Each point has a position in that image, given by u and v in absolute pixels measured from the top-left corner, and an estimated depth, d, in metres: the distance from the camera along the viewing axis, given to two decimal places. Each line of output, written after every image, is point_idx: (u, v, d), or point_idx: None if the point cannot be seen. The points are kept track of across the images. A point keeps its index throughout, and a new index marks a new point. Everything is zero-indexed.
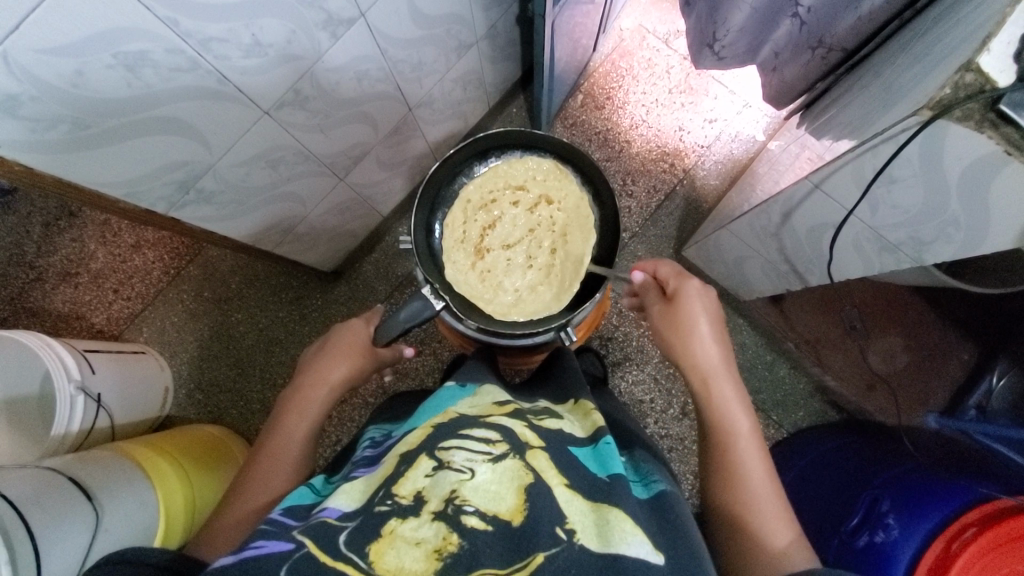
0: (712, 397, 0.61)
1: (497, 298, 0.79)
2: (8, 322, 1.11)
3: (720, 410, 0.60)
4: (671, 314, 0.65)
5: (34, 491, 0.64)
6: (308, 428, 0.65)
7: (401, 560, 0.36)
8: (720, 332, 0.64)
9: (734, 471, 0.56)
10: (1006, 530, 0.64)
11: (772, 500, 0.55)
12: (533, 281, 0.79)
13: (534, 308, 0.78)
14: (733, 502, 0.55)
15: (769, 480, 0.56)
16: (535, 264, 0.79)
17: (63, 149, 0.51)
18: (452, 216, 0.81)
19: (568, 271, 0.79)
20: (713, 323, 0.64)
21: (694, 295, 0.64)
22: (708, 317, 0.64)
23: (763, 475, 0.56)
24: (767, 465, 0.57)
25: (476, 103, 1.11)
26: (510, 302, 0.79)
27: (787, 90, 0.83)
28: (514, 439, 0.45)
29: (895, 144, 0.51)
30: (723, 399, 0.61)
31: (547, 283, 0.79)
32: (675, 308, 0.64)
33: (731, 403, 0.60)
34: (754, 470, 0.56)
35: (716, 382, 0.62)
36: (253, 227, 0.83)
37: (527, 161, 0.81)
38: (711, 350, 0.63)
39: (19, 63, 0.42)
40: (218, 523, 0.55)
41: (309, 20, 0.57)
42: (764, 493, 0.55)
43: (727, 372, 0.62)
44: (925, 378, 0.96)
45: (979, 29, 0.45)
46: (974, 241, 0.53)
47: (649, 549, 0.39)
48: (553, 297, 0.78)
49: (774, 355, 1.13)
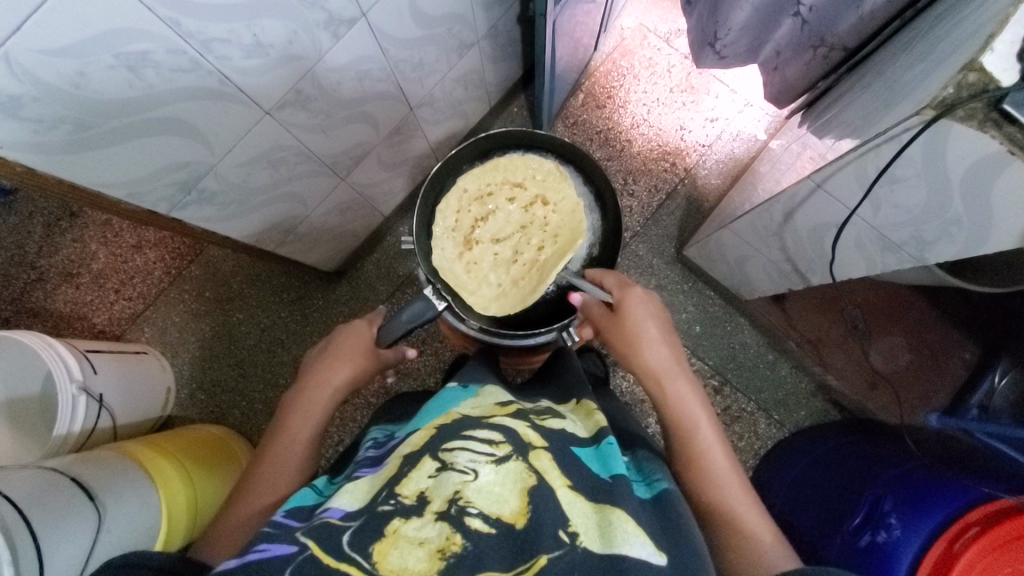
0: (670, 398, 0.62)
1: (479, 290, 0.78)
2: (9, 323, 1.11)
3: (679, 410, 0.61)
4: (620, 320, 0.66)
5: (37, 491, 0.64)
6: (312, 430, 0.64)
7: (405, 560, 0.36)
8: (668, 337, 0.66)
9: (701, 468, 0.57)
10: (1004, 532, 0.64)
11: (740, 493, 0.55)
12: (516, 277, 0.78)
13: (511, 304, 0.77)
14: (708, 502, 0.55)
15: (734, 474, 0.57)
16: (520, 261, 0.78)
17: (65, 150, 0.51)
18: (447, 202, 0.79)
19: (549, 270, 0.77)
20: (659, 329, 0.66)
21: (639, 302, 0.67)
22: (656, 320, 0.66)
23: (727, 468, 0.57)
24: (731, 460, 0.58)
25: (477, 102, 1.11)
26: (490, 295, 0.78)
27: (789, 89, 0.83)
28: (517, 439, 0.45)
29: (898, 144, 0.51)
30: (680, 399, 0.62)
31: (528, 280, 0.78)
32: (621, 314, 0.67)
33: (688, 402, 0.62)
34: (719, 464, 0.57)
35: (671, 383, 0.63)
36: (255, 227, 0.83)
37: (529, 160, 0.80)
38: (662, 353, 0.64)
39: (20, 64, 0.42)
40: (222, 525, 0.56)
41: (310, 20, 0.57)
42: (732, 488, 0.56)
43: (680, 373, 0.64)
44: (926, 378, 0.94)
45: (982, 28, 0.45)
46: (976, 241, 0.53)
47: (652, 550, 0.39)
48: (530, 295, 0.77)
49: (775, 354, 1.14)
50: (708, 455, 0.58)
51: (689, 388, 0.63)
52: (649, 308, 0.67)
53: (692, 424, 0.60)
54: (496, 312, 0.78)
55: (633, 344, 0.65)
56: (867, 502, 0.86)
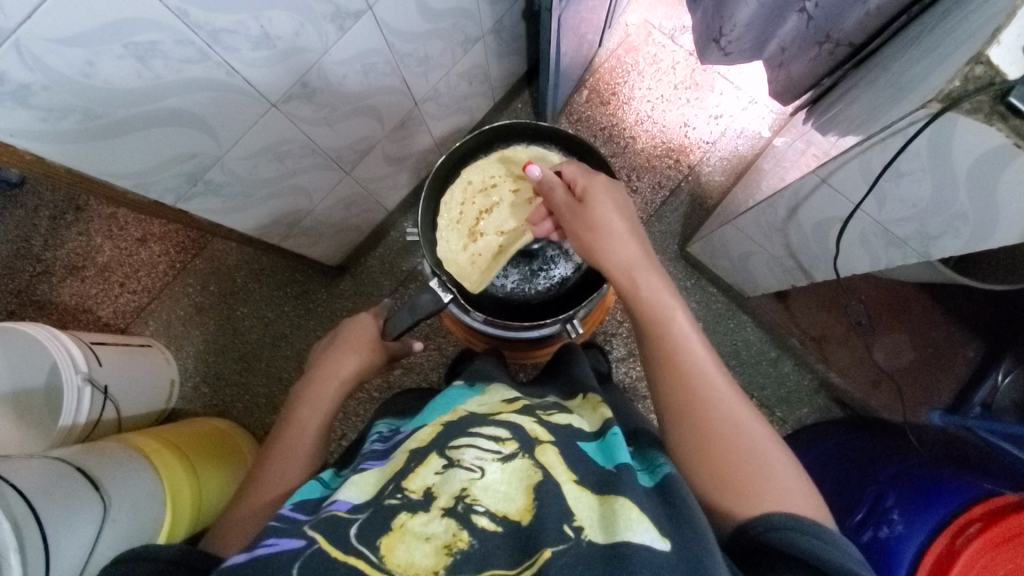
0: (639, 293, 0.57)
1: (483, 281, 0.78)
2: (15, 315, 1.12)
3: (651, 306, 0.57)
4: (584, 211, 0.62)
5: (44, 481, 0.64)
6: (318, 422, 0.64)
7: (412, 554, 0.36)
8: (636, 229, 0.62)
9: (679, 364, 0.53)
10: (1006, 528, 0.65)
11: (724, 384, 0.52)
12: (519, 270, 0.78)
13: None
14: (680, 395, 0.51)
15: (715, 365, 0.53)
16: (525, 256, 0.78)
17: (76, 138, 0.52)
18: (451, 196, 0.80)
19: None
20: (625, 220, 0.61)
21: (602, 192, 0.63)
22: (621, 211, 0.62)
23: (707, 359, 0.53)
24: (710, 352, 0.55)
25: (481, 98, 1.11)
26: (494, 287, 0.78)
27: (793, 86, 0.83)
28: (524, 436, 0.46)
29: (903, 138, 0.51)
30: (650, 291, 0.57)
31: None
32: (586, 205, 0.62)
33: (660, 295, 0.57)
34: (698, 357, 0.53)
35: (639, 277, 0.58)
36: (259, 221, 0.84)
37: (533, 152, 0.80)
38: (629, 245, 0.60)
39: (31, 52, 0.42)
40: (229, 518, 0.56)
41: (317, 13, 0.58)
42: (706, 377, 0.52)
43: (649, 266, 0.59)
44: (932, 377, 0.97)
45: (990, 21, 0.45)
46: (980, 236, 0.53)
47: (655, 535, 0.38)
48: None
49: (778, 351, 1.12)
50: (684, 349, 0.54)
51: (660, 280, 0.58)
52: (614, 199, 0.62)
53: (665, 319, 0.56)
54: None
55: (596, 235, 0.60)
56: (869, 498, 0.86)
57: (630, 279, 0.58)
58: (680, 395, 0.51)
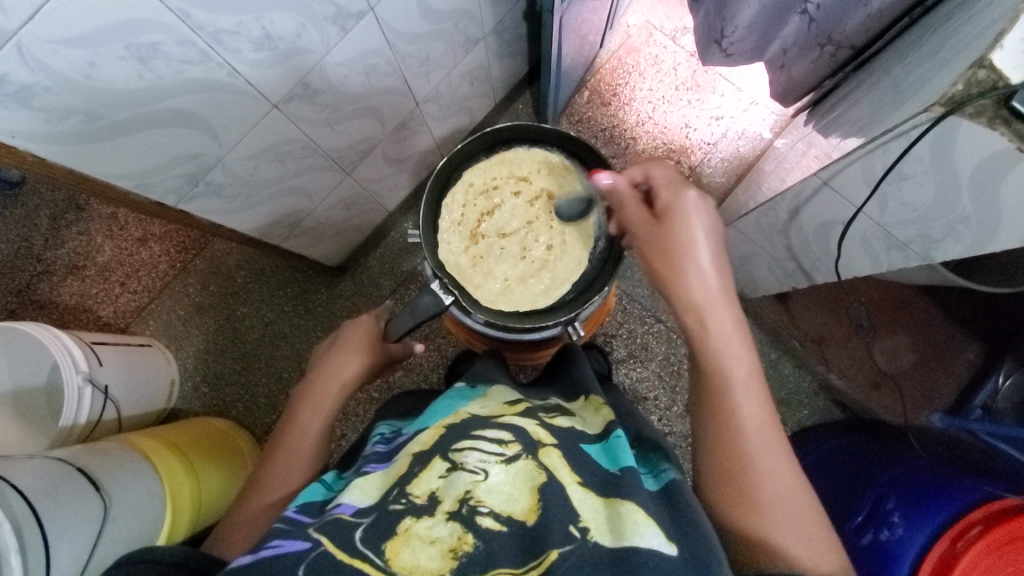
0: (706, 332, 0.54)
1: (485, 283, 0.78)
2: (15, 315, 1.11)
3: (715, 348, 0.54)
4: (662, 232, 0.57)
5: (46, 481, 0.64)
6: (319, 424, 0.64)
7: (417, 558, 0.36)
8: (719, 258, 0.57)
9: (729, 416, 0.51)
10: (1006, 531, 0.65)
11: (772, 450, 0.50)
12: (523, 272, 0.79)
13: (520, 299, 0.78)
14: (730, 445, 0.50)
15: (769, 427, 0.51)
16: (529, 258, 0.79)
17: (76, 140, 0.52)
18: (452, 198, 0.80)
19: (560, 269, 0.78)
20: (709, 244, 0.56)
21: (689, 212, 0.57)
22: (707, 234, 0.57)
23: (761, 419, 0.51)
24: (767, 409, 0.52)
25: (482, 99, 1.11)
26: (497, 289, 0.78)
27: (795, 87, 0.83)
28: (527, 438, 0.46)
29: (905, 141, 0.51)
30: (719, 331, 0.54)
31: (536, 277, 0.79)
32: (665, 226, 0.57)
33: (727, 340, 0.54)
34: (752, 414, 0.51)
35: (710, 311, 0.54)
36: (260, 221, 0.83)
37: (534, 154, 0.81)
38: (707, 278, 0.55)
39: (33, 53, 0.42)
40: (231, 521, 0.56)
41: (318, 14, 0.57)
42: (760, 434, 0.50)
43: (724, 305, 0.55)
44: (931, 377, 0.98)
45: (994, 24, 0.45)
46: (982, 240, 0.53)
47: (662, 539, 0.38)
48: (541, 292, 0.78)
49: (778, 353, 1.11)
50: (740, 403, 0.51)
51: (733, 321, 0.55)
52: (702, 220, 0.57)
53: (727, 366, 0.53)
54: (501, 307, 0.78)
55: (671, 261, 0.56)
56: (869, 501, 0.86)
57: (700, 316, 0.55)
58: (722, 448, 0.50)
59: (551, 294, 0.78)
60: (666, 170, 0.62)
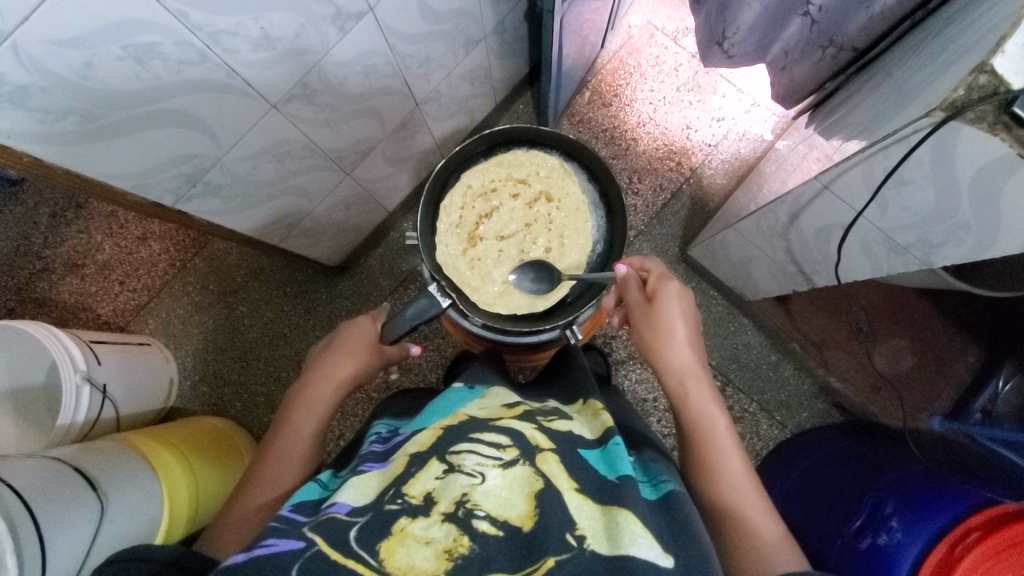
0: (686, 398, 0.61)
1: (484, 287, 0.78)
2: (14, 312, 1.12)
3: (695, 410, 0.60)
4: (650, 312, 0.65)
5: (42, 481, 0.64)
6: (315, 425, 0.64)
7: (412, 558, 0.36)
8: (694, 336, 0.65)
9: (712, 468, 0.56)
10: (1006, 537, 0.65)
11: (753, 498, 0.54)
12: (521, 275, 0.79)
13: (520, 302, 0.78)
14: (719, 499, 0.54)
15: (750, 479, 0.55)
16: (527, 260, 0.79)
17: (72, 140, 0.52)
18: (451, 200, 0.79)
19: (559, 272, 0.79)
20: (688, 326, 0.64)
21: (670, 296, 0.65)
22: (686, 319, 0.65)
23: (741, 470, 0.56)
24: (747, 464, 0.57)
25: (482, 99, 1.11)
26: (496, 292, 0.78)
27: (796, 89, 0.82)
28: (524, 443, 0.45)
29: (906, 146, 0.50)
30: (699, 400, 0.61)
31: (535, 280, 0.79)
32: (653, 309, 0.65)
33: (706, 403, 0.60)
34: (732, 466, 0.56)
35: (690, 383, 0.62)
36: (258, 221, 0.83)
37: (533, 156, 0.80)
38: (686, 351, 0.63)
39: (29, 54, 0.42)
40: (225, 520, 0.56)
41: (317, 14, 0.57)
42: (742, 488, 0.54)
43: (702, 375, 0.62)
44: (932, 383, 1.00)
45: (996, 28, 0.45)
46: (983, 244, 0.53)
47: (659, 551, 0.38)
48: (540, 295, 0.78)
49: (778, 355, 1.11)
50: (721, 456, 0.56)
51: (709, 391, 0.62)
52: (681, 303, 0.65)
53: (706, 424, 0.59)
54: (500, 311, 0.78)
55: (657, 338, 0.64)
56: (868, 504, 0.85)
57: (683, 386, 0.62)
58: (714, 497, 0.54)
59: (556, 290, 0.78)
60: (658, 263, 0.71)
